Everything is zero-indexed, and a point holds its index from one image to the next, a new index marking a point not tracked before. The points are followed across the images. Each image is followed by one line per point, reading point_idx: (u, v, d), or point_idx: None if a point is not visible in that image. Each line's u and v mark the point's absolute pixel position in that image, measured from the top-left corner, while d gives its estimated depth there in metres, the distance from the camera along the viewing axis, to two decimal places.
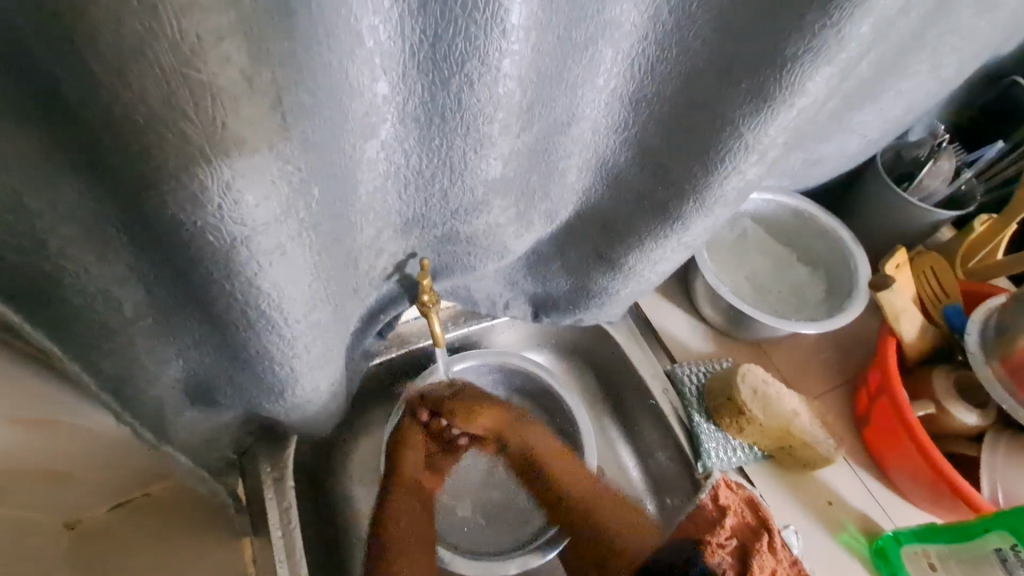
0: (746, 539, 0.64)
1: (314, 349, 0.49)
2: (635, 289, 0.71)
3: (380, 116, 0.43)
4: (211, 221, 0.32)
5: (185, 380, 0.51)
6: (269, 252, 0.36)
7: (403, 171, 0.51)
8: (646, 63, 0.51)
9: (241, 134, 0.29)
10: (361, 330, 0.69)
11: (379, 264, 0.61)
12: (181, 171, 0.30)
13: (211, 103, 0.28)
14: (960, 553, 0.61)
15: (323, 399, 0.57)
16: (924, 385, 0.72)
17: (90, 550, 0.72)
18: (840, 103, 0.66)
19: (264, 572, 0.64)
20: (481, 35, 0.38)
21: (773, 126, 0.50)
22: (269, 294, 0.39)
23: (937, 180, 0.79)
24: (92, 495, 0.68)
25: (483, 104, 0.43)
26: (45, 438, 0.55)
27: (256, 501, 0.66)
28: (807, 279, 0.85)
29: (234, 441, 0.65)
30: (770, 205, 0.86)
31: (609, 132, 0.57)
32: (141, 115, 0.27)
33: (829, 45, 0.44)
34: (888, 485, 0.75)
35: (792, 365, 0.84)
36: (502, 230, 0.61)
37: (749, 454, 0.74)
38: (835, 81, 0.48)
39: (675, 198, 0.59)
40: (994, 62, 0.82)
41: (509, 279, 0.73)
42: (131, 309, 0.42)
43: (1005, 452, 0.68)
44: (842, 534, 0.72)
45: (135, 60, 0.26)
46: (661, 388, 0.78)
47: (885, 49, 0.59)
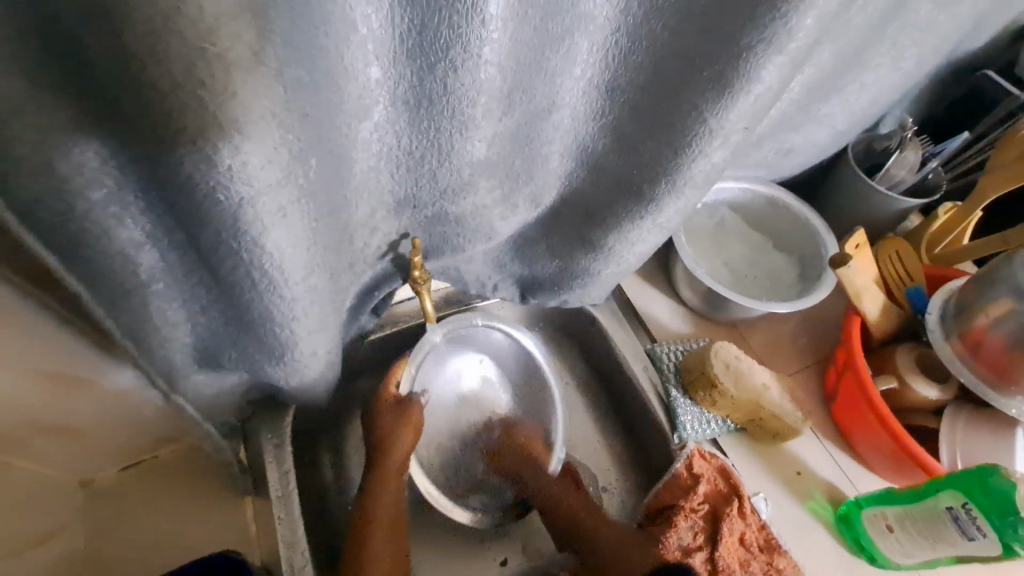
0: (717, 504, 0.73)
1: (312, 314, 0.53)
2: (615, 270, 0.75)
3: (373, 99, 0.47)
4: (221, 181, 0.37)
5: (194, 343, 0.56)
6: (271, 213, 0.40)
7: (395, 152, 0.55)
8: (619, 53, 0.55)
9: (247, 102, 0.34)
10: (358, 306, 0.73)
11: (372, 242, 0.65)
12: (196, 133, 0.34)
13: (223, 74, 0.32)
14: (914, 514, 0.65)
15: (320, 365, 0.62)
16: (887, 362, 0.76)
17: (101, 508, 0.77)
18: (806, 92, 0.71)
19: (265, 528, 0.68)
20: (463, 24, 0.42)
21: (732, 111, 0.54)
22: (271, 256, 0.44)
23: (903, 169, 0.83)
24: (106, 453, 0.73)
25: (466, 88, 0.48)
26: (64, 395, 0.60)
27: (258, 464, 0.71)
28: (781, 263, 0.89)
29: (238, 406, 0.70)
30: (746, 194, 0.90)
31: (587, 119, 0.61)
32: (163, 83, 0.32)
33: (779, 36, 0.48)
34: (853, 456, 0.80)
35: (767, 346, 0.88)
36: (489, 211, 0.65)
37: (722, 426, 0.79)
38: (788, 71, 0.52)
39: (649, 181, 0.63)
40: (960, 58, 0.86)
41: (497, 261, 0.77)
42: (147, 272, 0.46)
43: (965, 423, 0.72)
44: (810, 501, 0.76)
45: (159, 35, 0.30)
46: (640, 365, 0.83)
47: (845, 42, 0.64)
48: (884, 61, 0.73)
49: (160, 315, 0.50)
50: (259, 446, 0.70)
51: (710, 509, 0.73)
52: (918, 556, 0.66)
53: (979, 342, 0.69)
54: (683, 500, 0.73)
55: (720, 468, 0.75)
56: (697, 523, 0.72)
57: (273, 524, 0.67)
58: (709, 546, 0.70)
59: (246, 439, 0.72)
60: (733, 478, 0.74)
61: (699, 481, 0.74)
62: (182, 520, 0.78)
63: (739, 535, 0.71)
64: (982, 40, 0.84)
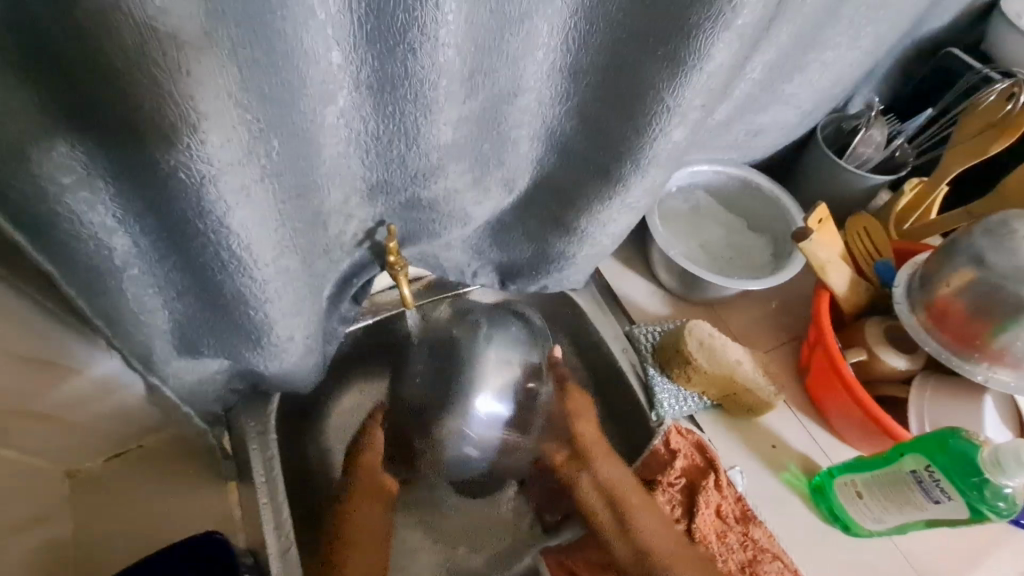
0: (694, 478, 0.75)
1: (286, 297, 0.55)
2: (591, 253, 0.76)
3: (337, 83, 0.48)
4: (183, 159, 0.39)
5: (172, 329, 0.57)
6: (235, 192, 0.43)
7: (363, 137, 0.56)
8: (579, 37, 0.57)
9: (202, 80, 0.36)
10: (336, 295, 0.74)
11: (348, 229, 0.66)
12: (154, 112, 0.36)
13: (176, 52, 0.34)
14: (881, 481, 0.66)
15: (299, 351, 0.63)
16: (857, 334, 0.78)
17: (87, 496, 0.79)
18: (765, 71, 0.73)
19: (250, 512, 0.70)
20: (417, 6, 0.44)
21: (688, 90, 0.56)
22: (237, 235, 0.46)
23: (870, 147, 0.85)
24: (92, 439, 0.76)
25: (426, 71, 0.49)
26: (46, 380, 0.62)
27: (242, 451, 0.73)
28: (756, 243, 0.90)
29: (220, 396, 0.71)
30: (720, 175, 0.91)
31: (552, 103, 0.63)
32: (118, 62, 0.34)
33: (725, 13, 0.50)
34: (826, 427, 0.82)
35: (742, 324, 0.90)
36: (460, 196, 0.67)
37: (699, 402, 0.80)
38: (736, 49, 0.54)
39: (616, 161, 0.65)
40: (923, 38, 0.88)
41: (475, 248, 0.79)
42: (121, 257, 0.48)
43: (932, 391, 0.73)
44: (784, 472, 0.78)
45: (112, 12, 0.32)
46: (620, 347, 0.83)
47: (799, 21, 0.66)
48: (842, 40, 0.75)
49: (137, 302, 0.52)
50: (243, 435, 0.72)
51: (687, 483, 0.75)
52: (888, 522, 0.67)
53: (943, 313, 0.70)
54: (660, 475, 0.76)
55: (697, 443, 0.77)
56: (674, 496, 0.74)
57: (258, 509, 0.68)
58: (686, 518, 0.73)
59: (229, 427, 0.74)
60: (708, 451, 0.76)
61: (677, 457, 0.76)
62: (169, 507, 0.81)
63: (715, 507, 0.73)
64: (943, 18, 0.86)
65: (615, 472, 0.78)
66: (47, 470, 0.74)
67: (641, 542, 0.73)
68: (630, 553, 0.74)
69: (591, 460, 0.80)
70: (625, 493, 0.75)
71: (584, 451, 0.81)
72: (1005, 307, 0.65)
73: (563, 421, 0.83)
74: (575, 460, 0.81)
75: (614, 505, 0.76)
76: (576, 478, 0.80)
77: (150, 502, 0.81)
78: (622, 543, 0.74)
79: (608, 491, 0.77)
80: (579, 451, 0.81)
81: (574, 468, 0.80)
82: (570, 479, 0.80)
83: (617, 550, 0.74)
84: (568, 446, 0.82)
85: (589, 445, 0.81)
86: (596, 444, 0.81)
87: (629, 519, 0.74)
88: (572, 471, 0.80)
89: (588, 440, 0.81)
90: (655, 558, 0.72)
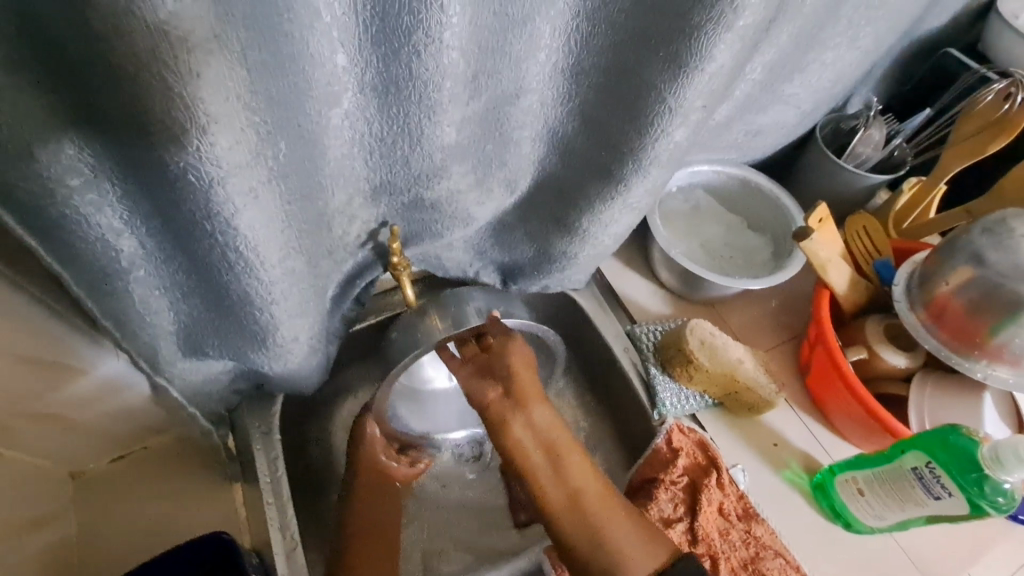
0: (696, 476, 0.75)
1: (290, 298, 0.56)
2: (592, 252, 0.76)
3: (342, 85, 0.49)
4: (192, 161, 0.40)
5: (177, 330, 0.58)
6: (242, 193, 0.43)
7: (367, 138, 0.57)
8: (581, 37, 0.57)
9: (212, 82, 0.37)
10: (339, 296, 0.74)
11: (351, 230, 0.66)
12: (165, 115, 0.37)
13: (187, 56, 0.35)
14: (883, 477, 0.66)
15: (303, 352, 0.63)
16: (857, 333, 0.78)
17: (91, 496, 0.80)
18: (767, 71, 0.74)
19: (255, 514, 0.71)
20: (422, 9, 0.44)
21: (690, 89, 0.56)
22: (244, 236, 0.46)
23: (869, 146, 0.86)
24: (96, 440, 0.77)
25: (430, 74, 0.49)
26: (51, 381, 0.63)
27: (246, 451, 0.73)
28: (756, 242, 0.91)
29: (224, 398, 0.72)
30: (720, 176, 0.91)
31: (554, 104, 0.63)
32: (131, 66, 0.34)
33: (727, 14, 0.50)
34: (827, 426, 0.82)
35: (743, 323, 0.90)
36: (463, 196, 0.67)
37: (701, 401, 0.81)
38: (739, 48, 0.55)
39: (617, 161, 0.65)
40: (922, 38, 0.89)
41: (477, 248, 0.79)
42: (127, 259, 0.48)
43: (931, 389, 0.74)
44: (786, 471, 0.79)
45: (126, 18, 0.32)
46: (621, 347, 0.84)
47: (799, 23, 0.66)
48: (842, 40, 0.76)
49: (142, 303, 0.52)
50: (247, 436, 0.72)
51: (690, 481, 0.75)
52: (889, 519, 0.68)
53: (942, 310, 0.71)
54: (662, 473, 0.75)
55: (699, 442, 0.77)
56: (677, 495, 0.74)
57: (262, 510, 0.69)
58: (689, 516, 0.73)
59: (233, 427, 0.74)
60: (710, 449, 0.76)
61: (680, 455, 0.76)
62: (172, 509, 0.81)
63: (718, 505, 0.74)
64: (942, 18, 0.87)
65: (548, 418, 0.65)
66: (52, 471, 0.75)
67: (575, 487, 0.62)
68: (562, 499, 0.61)
69: (527, 402, 0.64)
70: (560, 442, 0.64)
71: (518, 388, 0.65)
72: (1003, 306, 0.66)
73: (496, 356, 0.68)
74: (508, 400, 0.65)
75: (549, 452, 0.63)
76: (505, 419, 0.64)
77: (154, 503, 0.81)
78: (552, 490, 0.61)
79: (543, 439, 0.64)
80: (514, 392, 0.65)
81: (506, 411, 0.64)
82: (498, 420, 0.64)
83: (547, 496, 0.61)
84: (502, 384, 0.66)
85: (524, 383, 0.66)
86: (531, 384, 0.66)
87: (563, 467, 0.62)
88: (502, 411, 0.64)
89: (525, 378, 0.66)
90: (588, 508, 0.61)
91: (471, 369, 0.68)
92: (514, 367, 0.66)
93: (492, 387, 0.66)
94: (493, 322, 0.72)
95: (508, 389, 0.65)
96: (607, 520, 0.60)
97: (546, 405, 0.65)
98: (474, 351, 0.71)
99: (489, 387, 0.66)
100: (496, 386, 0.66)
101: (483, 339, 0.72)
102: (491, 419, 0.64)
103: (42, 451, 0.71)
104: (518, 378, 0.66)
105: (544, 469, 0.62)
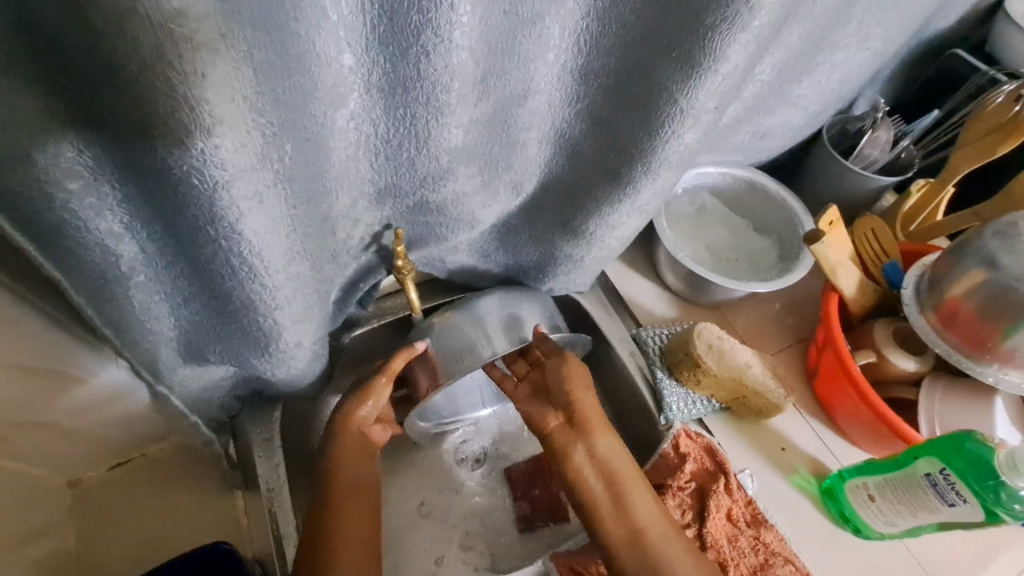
0: (704, 481, 0.75)
1: (294, 304, 0.55)
2: (599, 254, 0.75)
3: (347, 86, 0.47)
4: (196, 164, 0.39)
5: (177, 336, 0.56)
6: (247, 197, 0.42)
7: (372, 140, 0.55)
8: (590, 38, 0.56)
9: (215, 81, 0.35)
10: (342, 300, 0.73)
11: (355, 233, 0.65)
12: (169, 117, 0.36)
13: (192, 55, 0.33)
14: (895, 483, 0.66)
15: (307, 358, 0.62)
16: (865, 336, 0.78)
17: (89, 505, 0.79)
18: (776, 72, 0.73)
19: (257, 523, 0.69)
20: (431, 8, 0.43)
21: (702, 91, 0.55)
22: (249, 241, 0.45)
23: (876, 149, 0.85)
24: (95, 448, 0.75)
25: (439, 75, 0.48)
26: (49, 388, 0.61)
27: (247, 458, 0.72)
28: (762, 245, 0.90)
29: (225, 405, 0.71)
30: (725, 178, 0.90)
31: (562, 105, 0.62)
32: (134, 65, 0.33)
33: (741, 13, 0.49)
34: (835, 430, 0.81)
35: (748, 327, 0.90)
36: (469, 199, 0.65)
37: (708, 406, 0.79)
38: (753, 48, 0.53)
39: (626, 163, 0.64)
40: (928, 39, 0.89)
41: (482, 251, 0.79)
42: (127, 264, 0.47)
43: (941, 392, 0.73)
44: (795, 476, 0.78)
45: (130, 16, 0.31)
46: (627, 351, 0.83)
47: (812, 23, 0.66)
48: (851, 41, 0.75)
49: (143, 309, 0.51)
50: (248, 442, 0.71)
51: (697, 486, 0.74)
52: (900, 525, 0.67)
53: (952, 314, 0.70)
54: (670, 478, 0.75)
55: (707, 447, 0.76)
56: (684, 501, 0.73)
57: (264, 517, 0.67)
58: (696, 523, 0.72)
59: (235, 434, 0.73)
60: (718, 455, 0.75)
61: (687, 460, 0.75)
62: (172, 517, 0.80)
63: (726, 511, 0.73)
64: (949, 18, 0.86)
65: (613, 448, 0.67)
66: (49, 480, 0.73)
67: (635, 521, 0.63)
68: (624, 533, 0.63)
69: (591, 432, 0.67)
70: (622, 473, 0.66)
71: (581, 418, 0.67)
72: (1014, 309, 0.65)
73: (552, 382, 0.70)
74: (572, 427, 0.67)
75: (611, 484, 0.65)
76: (568, 447, 0.66)
77: (154, 511, 0.80)
78: (612, 520, 0.64)
79: (605, 468, 0.66)
80: (577, 420, 0.67)
81: (568, 437, 0.67)
82: (561, 449, 0.67)
83: (607, 527, 0.64)
84: (564, 411, 0.68)
85: (586, 412, 0.68)
86: (595, 414, 0.68)
87: (624, 500, 0.64)
88: (565, 439, 0.67)
89: (587, 408, 0.68)
90: (648, 540, 0.62)
91: (528, 390, 0.72)
92: (574, 396, 0.68)
93: (554, 418, 0.68)
94: (539, 339, 0.73)
95: (571, 419, 0.68)
96: (667, 556, 0.62)
97: (609, 435, 0.67)
98: (527, 370, 0.74)
99: (557, 418, 0.68)
100: (558, 415, 0.68)
101: (529, 354, 0.75)
102: (555, 447, 0.67)
103: (40, 459, 0.69)
104: (581, 407, 0.68)
105: (607, 500, 0.64)
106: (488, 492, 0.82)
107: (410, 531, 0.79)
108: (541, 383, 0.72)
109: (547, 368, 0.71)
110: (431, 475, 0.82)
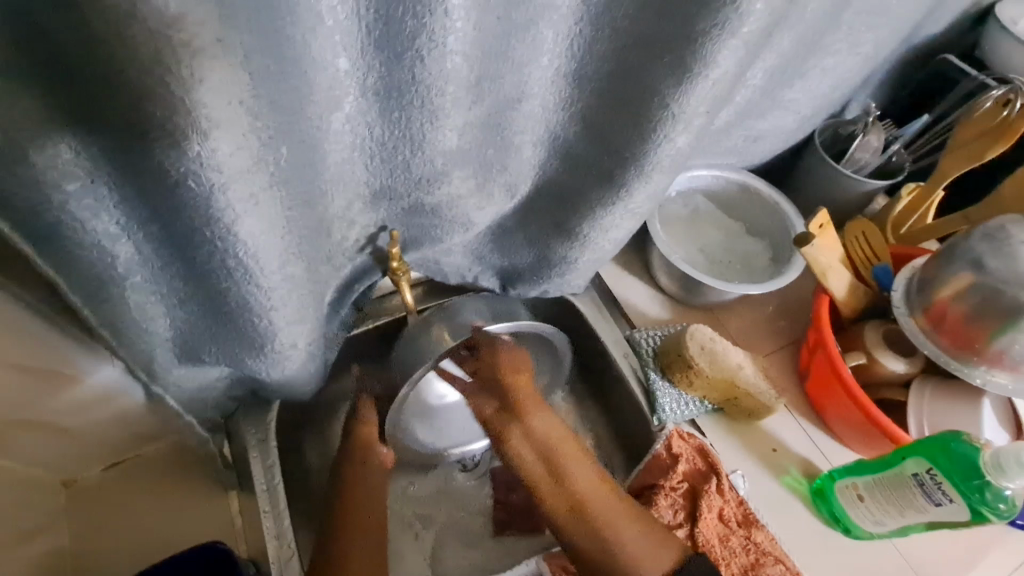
0: (697, 481, 0.75)
1: (289, 304, 0.55)
2: (592, 257, 0.75)
3: (344, 90, 0.48)
4: (193, 167, 0.39)
5: (173, 336, 0.57)
6: (244, 200, 0.43)
7: (368, 142, 0.56)
8: (583, 44, 0.57)
9: (214, 84, 0.36)
10: (338, 301, 0.73)
11: (350, 235, 0.65)
12: (166, 121, 0.36)
13: (190, 60, 0.34)
14: (883, 483, 0.66)
15: (301, 358, 0.63)
16: (856, 338, 0.78)
17: (83, 505, 0.79)
18: (769, 76, 0.74)
19: (252, 521, 0.70)
20: (426, 12, 0.43)
21: (694, 94, 0.56)
22: (244, 243, 0.46)
23: (867, 152, 0.86)
24: (90, 448, 0.76)
25: (434, 78, 0.49)
26: (44, 388, 0.62)
27: (242, 458, 0.72)
28: (755, 248, 0.90)
29: (220, 405, 0.71)
30: (718, 180, 0.91)
31: (556, 108, 0.63)
32: (133, 68, 0.34)
33: (731, 20, 0.50)
34: (826, 432, 0.82)
35: (741, 329, 0.90)
36: (464, 202, 0.66)
37: (700, 407, 0.80)
38: (743, 55, 0.54)
39: (619, 166, 0.65)
40: (919, 44, 0.90)
41: (476, 253, 0.79)
42: (124, 265, 0.47)
43: (930, 395, 0.74)
44: (786, 477, 0.79)
45: (129, 20, 0.32)
46: (620, 352, 0.83)
47: (802, 29, 0.67)
48: (843, 46, 0.76)
49: (139, 309, 0.51)
50: (243, 443, 0.71)
51: (690, 487, 0.75)
52: (889, 525, 0.68)
53: (941, 316, 0.71)
54: (662, 478, 0.75)
55: (699, 448, 0.77)
56: (676, 501, 0.74)
57: (259, 517, 0.68)
58: (689, 523, 0.73)
59: (230, 434, 0.74)
60: (710, 455, 0.76)
61: (680, 460, 0.76)
62: (166, 518, 0.81)
63: (718, 511, 0.73)
64: (940, 24, 0.88)
65: (548, 424, 0.71)
66: (43, 481, 0.74)
67: (574, 493, 0.67)
68: (563, 502, 0.67)
69: (522, 414, 0.71)
70: (561, 449, 0.70)
71: (515, 404, 0.71)
72: (1003, 311, 0.66)
73: (488, 373, 0.72)
74: (507, 413, 0.72)
75: (550, 465, 0.69)
76: (505, 432, 0.71)
77: (147, 512, 0.81)
78: (552, 493, 0.68)
79: (542, 448, 0.70)
80: (511, 405, 0.72)
81: (505, 422, 0.72)
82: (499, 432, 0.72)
83: (549, 500, 0.68)
84: (499, 399, 0.72)
85: (522, 398, 0.72)
86: (529, 396, 0.72)
87: (563, 474, 0.68)
88: (502, 425, 0.72)
89: (520, 392, 0.72)
90: (589, 509, 0.66)
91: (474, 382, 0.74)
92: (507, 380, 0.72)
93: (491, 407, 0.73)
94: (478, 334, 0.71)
95: (505, 405, 0.72)
96: (610, 524, 0.65)
97: (543, 417, 0.71)
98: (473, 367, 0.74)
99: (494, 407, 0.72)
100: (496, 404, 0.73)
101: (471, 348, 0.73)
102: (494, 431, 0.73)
103: (34, 459, 0.70)
104: (517, 392, 0.72)
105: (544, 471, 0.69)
106: (482, 493, 0.83)
107: (403, 532, 0.79)
108: (481, 374, 0.73)
109: (480, 357, 0.72)
110: (423, 476, 0.83)
